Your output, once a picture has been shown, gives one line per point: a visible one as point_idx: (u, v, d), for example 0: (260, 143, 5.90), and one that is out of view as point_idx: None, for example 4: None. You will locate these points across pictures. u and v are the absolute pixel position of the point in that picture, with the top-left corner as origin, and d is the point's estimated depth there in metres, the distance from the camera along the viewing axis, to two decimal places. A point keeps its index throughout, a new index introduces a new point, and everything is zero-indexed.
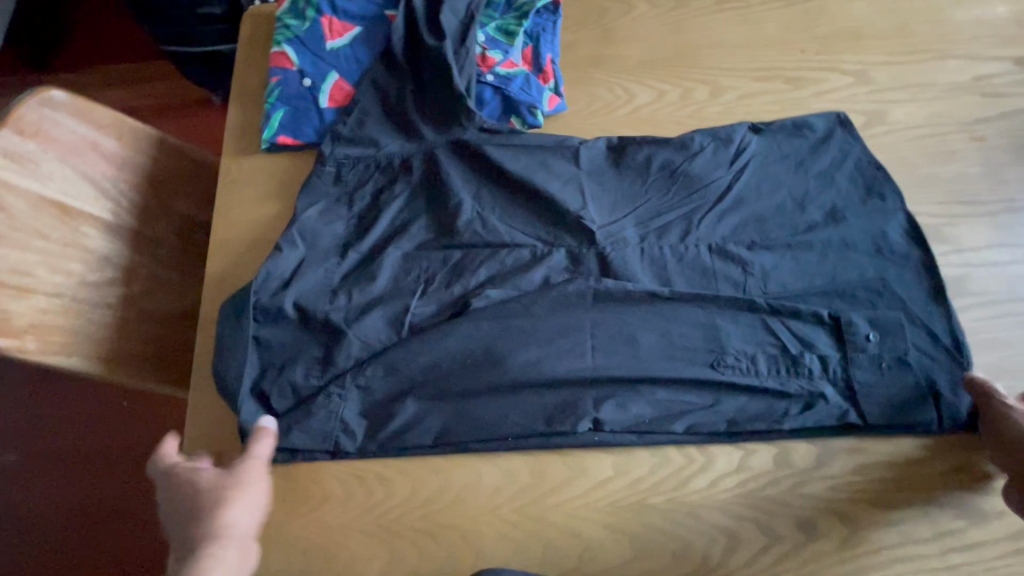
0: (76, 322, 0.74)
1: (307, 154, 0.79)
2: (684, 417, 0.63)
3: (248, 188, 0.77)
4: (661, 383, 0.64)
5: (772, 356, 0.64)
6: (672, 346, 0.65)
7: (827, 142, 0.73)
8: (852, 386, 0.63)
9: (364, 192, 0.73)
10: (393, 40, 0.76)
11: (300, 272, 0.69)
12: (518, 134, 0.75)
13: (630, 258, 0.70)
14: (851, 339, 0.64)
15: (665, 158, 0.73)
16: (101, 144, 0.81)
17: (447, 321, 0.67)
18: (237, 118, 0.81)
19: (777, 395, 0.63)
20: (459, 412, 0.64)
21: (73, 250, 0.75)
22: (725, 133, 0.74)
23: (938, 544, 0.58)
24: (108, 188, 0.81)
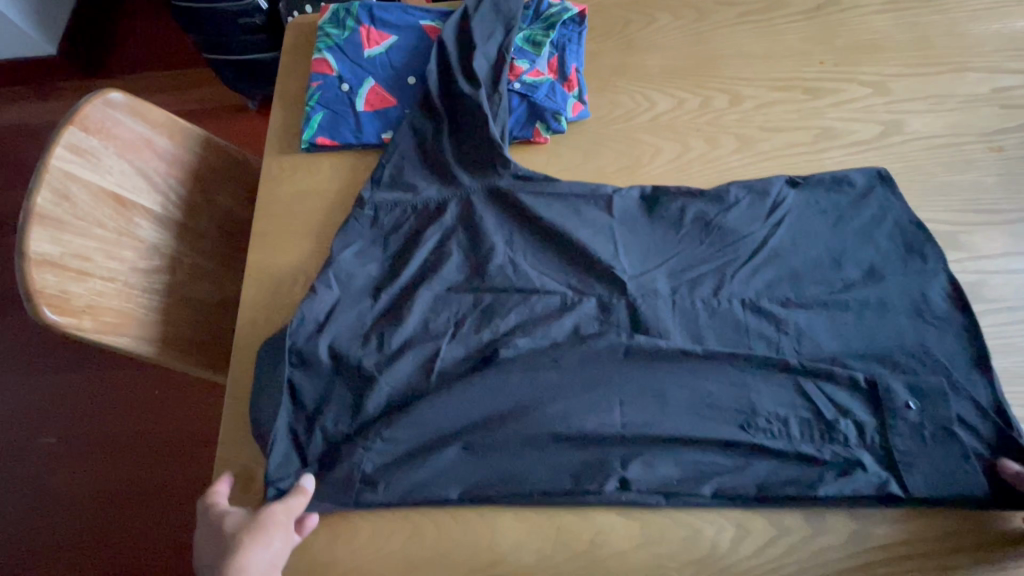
0: (128, 305, 0.80)
1: (342, 154, 0.84)
2: (713, 478, 0.61)
3: (287, 185, 0.82)
4: (691, 444, 0.63)
5: (805, 421, 0.63)
6: (702, 405, 0.64)
7: (866, 197, 0.71)
8: (892, 456, 0.60)
9: (399, 234, 0.75)
10: (432, 89, 0.79)
11: (334, 315, 0.70)
12: (552, 183, 0.75)
13: (661, 311, 0.68)
14: (889, 406, 0.62)
15: (698, 210, 0.72)
16: (155, 142, 0.88)
17: (477, 371, 0.67)
18: (279, 120, 0.87)
19: (809, 462, 0.61)
20: (485, 464, 0.63)
21: (126, 238, 0.81)
22: (763, 186, 0.72)
23: (946, 543, 0.59)
24: (159, 183, 0.87)
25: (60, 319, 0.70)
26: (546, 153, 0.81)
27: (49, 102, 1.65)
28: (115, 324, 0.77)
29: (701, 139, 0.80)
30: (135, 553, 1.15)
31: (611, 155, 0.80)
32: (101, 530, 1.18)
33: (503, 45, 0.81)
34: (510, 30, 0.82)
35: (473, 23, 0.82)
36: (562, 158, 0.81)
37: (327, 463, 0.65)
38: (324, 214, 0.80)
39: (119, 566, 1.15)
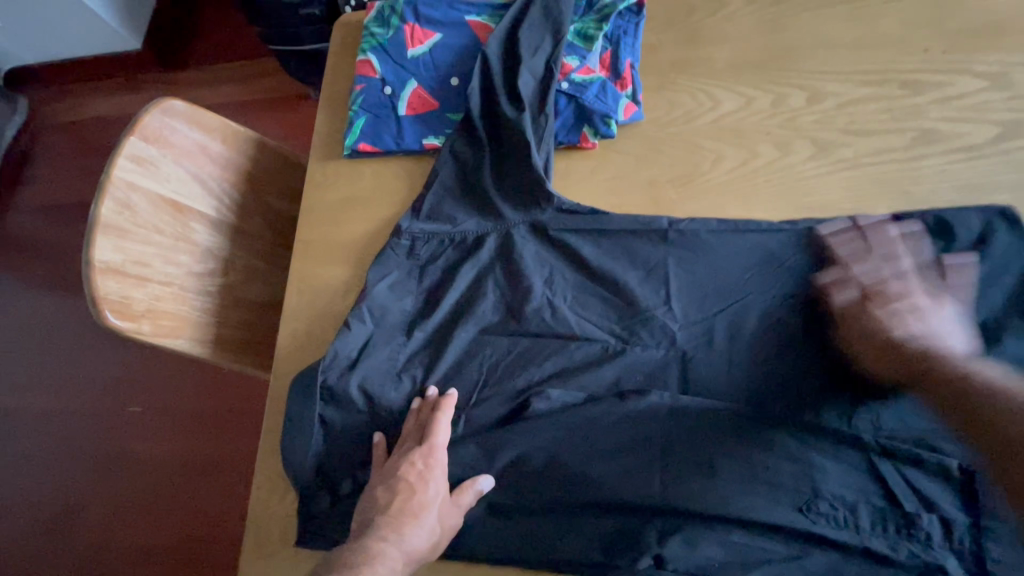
0: (184, 308, 0.84)
1: (384, 160, 0.82)
2: (762, 566, 0.55)
3: (330, 192, 0.82)
4: (738, 523, 0.56)
5: (876, 508, 0.55)
6: (754, 478, 0.58)
7: (982, 243, 0.61)
8: (985, 565, 0.52)
9: (435, 267, 0.73)
10: (473, 109, 0.75)
11: (368, 350, 0.69)
12: (605, 216, 0.70)
13: (715, 367, 0.63)
14: (986, 505, 0.53)
15: (767, 251, 0.66)
16: (210, 147, 0.90)
17: (511, 422, 0.64)
18: (324, 125, 0.86)
19: (877, 559, 0.53)
20: (514, 526, 0.61)
21: (183, 243, 0.85)
22: (852, 227, 0.64)
23: None
24: (213, 187, 0.90)
25: (122, 323, 0.75)
26: (594, 159, 0.75)
27: (131, 96, 1.76)
28: (171, 326, 0.81)
29: (771, 145, 0.71)
30: (210, 519, 1.26)
31: (666, 162, 0.73)
32: (179, 495, 1.29)
33: (552, 57, 0.76)
34: (558, 39, 0.76)
35: (521, 32, 0.77)
36: (612, 165, 0.74)
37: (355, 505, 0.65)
38: (365, 224, 0.79)
39: (196, 529, 1.26)
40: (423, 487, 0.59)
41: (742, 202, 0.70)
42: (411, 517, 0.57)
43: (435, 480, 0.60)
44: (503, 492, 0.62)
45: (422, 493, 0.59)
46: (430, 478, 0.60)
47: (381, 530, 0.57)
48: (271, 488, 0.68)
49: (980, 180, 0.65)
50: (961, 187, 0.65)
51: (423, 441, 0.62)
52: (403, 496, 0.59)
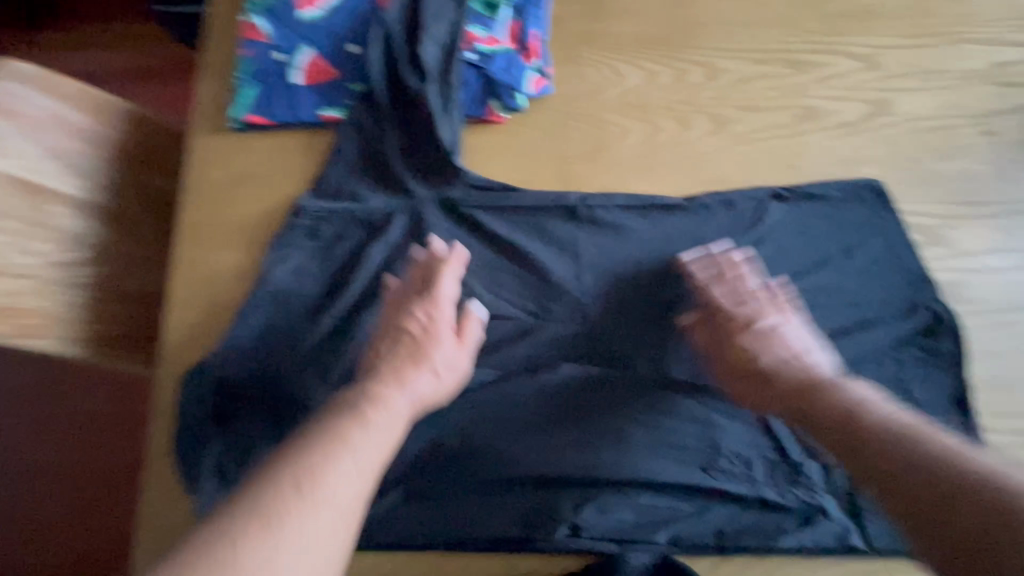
0: (48, 303, 0.73)
1: (278, 134, 0.75)
2: (668, 524, 0.57)
3: (219, 169, 0.74)
4: (647, 486, 0.59)
5: (768, 461, 0.59)
6: (663, 442, 0.60)
7: (858, 213, 0.68)
8: (859, 502, 0.57)
9: (339, 248, 0.69)
10: (375, 81, 0.71)
11: (267, 339, 0.65)
12: (520, 193, 0.69)
13: (624, 338, 0.65)
14: None
15: (670, 224, 0.69)
16: (69, 119, 0.79)
17: (424, 407, 0.62)
18: (208, 94, 0.77)
19: (770, 507, 0.57)
20: (433, 510, 0.59)
21: (42, 229, 0.73)
22: (743, 201, 0.69)
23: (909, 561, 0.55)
24: (79, 165, 0.79)
25: None
26: (503, 133, 0.73)
27: None
28: (34, 324, 0.70)
29: (673, 120, 0.73)
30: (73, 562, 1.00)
31: (574, 136, 0.73)
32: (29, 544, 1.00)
33: (456, 24, 0.72)
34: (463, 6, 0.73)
35: None
36: (522, 140, 0.73)
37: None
38: (260, 205, 0.73)
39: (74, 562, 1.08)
40: (423, 345, 0.60)
41: (646, 176, 0.71)
42: (364, 422, 0.51)
43: (394, 387, 0.55)
44: (418, 477, 0.60)
45: (377, 401, 0.53)
46: (422, 353, 0.59)
47: (330, 436, 0.49)
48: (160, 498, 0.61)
49: (855, 154, 0.70)
50: (837, 161, 0.70)
51: (429, 297, 0.63)
52: (394, 370, 0.57)
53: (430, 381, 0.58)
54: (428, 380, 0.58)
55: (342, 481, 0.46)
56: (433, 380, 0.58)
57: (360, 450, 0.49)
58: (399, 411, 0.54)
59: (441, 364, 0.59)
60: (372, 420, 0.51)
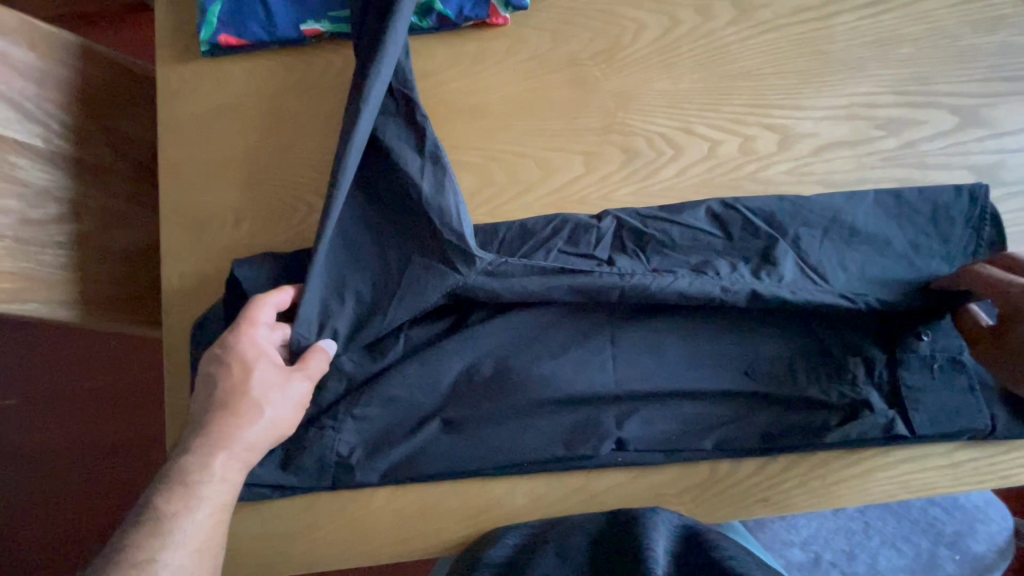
0: (28, 265, 0.66)
1: (254, 56, 0.67)
2: (713, 432, 0.57)
3: (194, 102, 0.67)
4: (688, 396, 0.58)
5: (810, 360, 0.57)
6: (701, 350, 0.58)
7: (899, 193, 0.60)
8: (901, 392, 0.56)
9: None
10: (347, 160, 0.53)
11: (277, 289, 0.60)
12: (553, 251, 0.60)
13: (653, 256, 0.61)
14: (899, 338, 0.57)
15: (696, 243, 0.60)
16: (12, 54, 0.67)
17: (446, 341, 0.59)
18: (167, 15, 0.68)
19: (814, 405, 0.57)
20: (468, 437, 0.58)
21: (8, 184, 0.65)
22: (782, 246, 0.59)
23: (947, 444, 0.57)
24: (31, 109, 0.69)
25: None
26: (506, 38, 0.66)
27: None
28: (16, 288, 0.64)
29: (692, 9, 0.66)
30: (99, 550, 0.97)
31: (584, 35, 0.66)
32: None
33: None
34: None
35: None
36: (528, 45, 0.66)
37: (290, 451, 0.57)
38: (246, 142, 0.66)
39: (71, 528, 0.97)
40: (260, 395, 0.51)
41: (667, 74, 0.65)
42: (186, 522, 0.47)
43: (227, 456, 0.49)
44: (452, 408, 0.58)
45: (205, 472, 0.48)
46: (239, 400, 0.51)
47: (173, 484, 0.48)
48: None
49: (890, 33, 0.65)
50: (871, 42, 0.65)
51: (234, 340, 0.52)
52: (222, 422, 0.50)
53: (282, 405, 0.52)
54: (256, 418, 0.51)
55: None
56: (263, 424, 0.51)
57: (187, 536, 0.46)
58: (231, 480, 0.50)
59: (261, 435, 0.51)
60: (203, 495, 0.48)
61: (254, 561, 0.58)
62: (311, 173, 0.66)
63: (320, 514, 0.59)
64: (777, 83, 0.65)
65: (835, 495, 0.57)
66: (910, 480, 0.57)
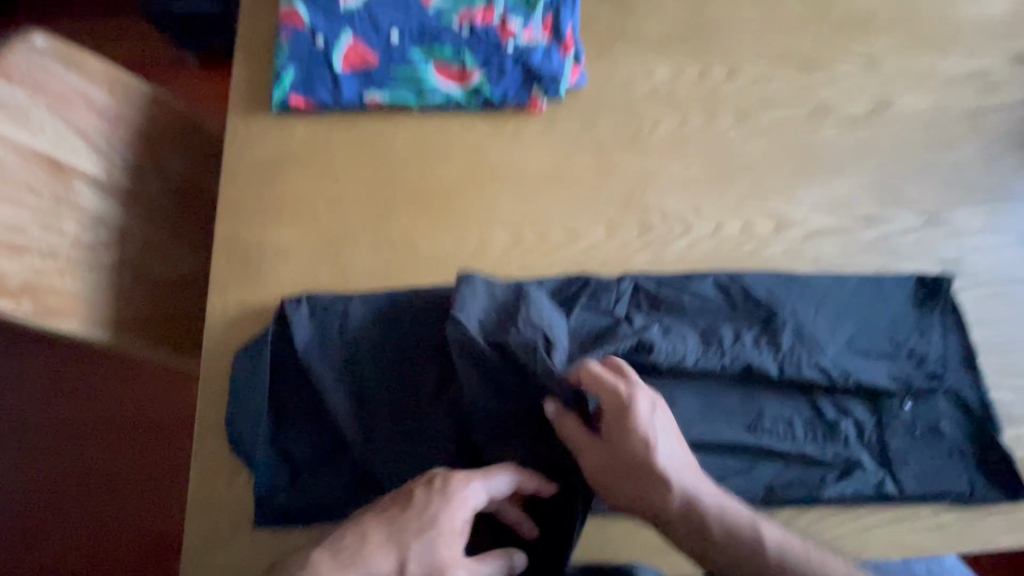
0: (75, 284, 0.70)
1: (319, 117, 0.76)
2: (720, 483, 0.61)
3: (257, 150, 0.74)
4: (698, 448, 0.62)
5: (808, 420, 0.63)
6: (710, 405, 0.64)
7: (879, 281, 0.69)
8: (889, 455, 0.62)
9: (360, 350, 0.64)
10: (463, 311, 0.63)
11: (317, 329, 0.65)
12: (576, 308, 0.67)
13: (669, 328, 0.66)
14: (886, 406, 0.64)
15: (703, 315, 0.67)
16: (93, 98, 0.77)
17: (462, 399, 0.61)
18: (245, 77, 0.77)
19: (812, 463, 0.62)
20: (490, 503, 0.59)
21: (66, 209, 0.71)
22: (782, 316, 0.67)
23: (932, 507, 0.62)
24: (100, 144, 0.77)
25: None
26: (542, 121, 0.77)
27: None
28: (60, 305, 0.68)
29: (700, 112, 0.78)
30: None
31: (610, 125, 0.77)
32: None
33: (497, 21, 0.76)
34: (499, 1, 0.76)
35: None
36: (560, 128, 0.76)
37: (319, 479, 0.61)
38: (303, 189, 0.73)
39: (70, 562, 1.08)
40: None
41: (679, 162, 0.75)
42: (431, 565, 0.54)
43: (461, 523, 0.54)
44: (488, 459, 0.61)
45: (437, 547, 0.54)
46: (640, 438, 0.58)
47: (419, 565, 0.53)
48: (213, 476, 0.61)
49: (863, 145, 0.77)
50: (849, 151, 0.77)
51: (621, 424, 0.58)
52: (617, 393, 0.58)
53: None
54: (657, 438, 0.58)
55: None
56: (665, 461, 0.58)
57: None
58: None
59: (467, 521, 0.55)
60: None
61: None
62: (357, 220, 0.72)
63: None
64: (773, 177, 0.75)
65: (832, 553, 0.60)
66: (901, 539, 0.61)
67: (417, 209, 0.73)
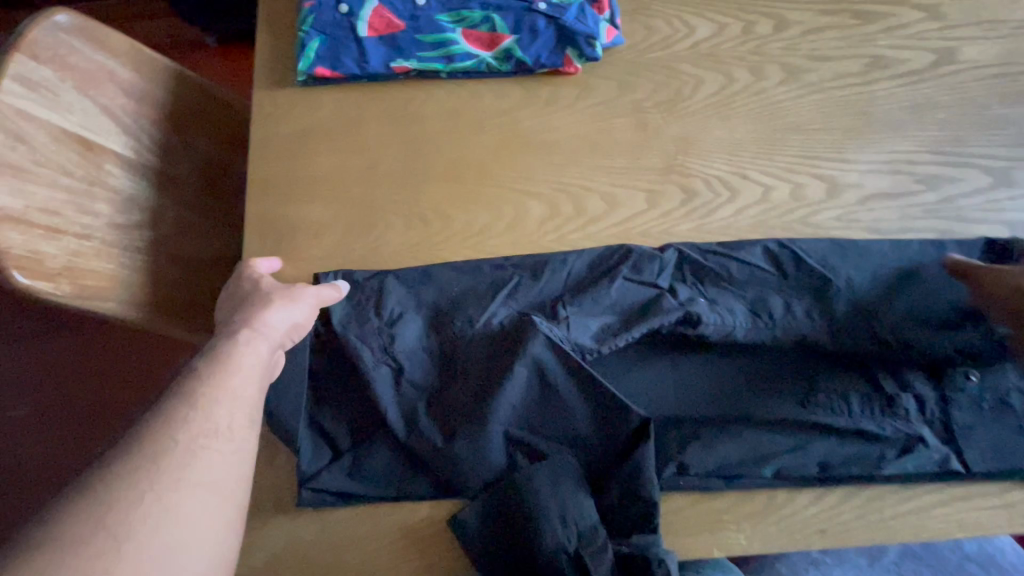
0: (110, 265, 0.70)
1: (345, 88, 0.73)
2: (773, 459, 0.59)
3: (285, 125, 0.72)
4: (746, 423, 0.61)
5: (863, 393, 0.61)
6: (759, 379, 0.63)
7: (942, 245, 0.65)
8: (953, 431, 0.59)
9: (401, 328, 0.63)
10: (504, 299, 0.65)
11: (355, 307, 0.64)
12: (619, 279, 0.64)
13: (718, 300, 0.64)
14: (951, 380, 0.61)
15: (753, 287, 0.64)
16: (119, 75, 0.75)
17: (507, 369, 0.60)
18: (269, 49, 0.75)
19: (870, 439, 0.59)
20: (533, 491, 0.57)
21: (98, 189, 0.71)
22: (836, 287, 0.63)
23: (1000, 483, 0.59)
24: (129, 123, 0.76)
25: (32, 282, 0.61)
26: (577, 85, 0.73)
27: None
28: (97, 286, 0.68)
29: (746, 70, 0.73)
30: None
31: (649, 87, 0.73)
32: None
33: None
34: None
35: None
36: (597, 92, 0.73)
37: (359, 457, 0.60)
38: (332, 163, 0.71)
39: None
40: None
41: (724, 124, 0.71)
42: (236, 369, 0.47)
43: (252, 333, 0.50)
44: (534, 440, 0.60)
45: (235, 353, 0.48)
46: None
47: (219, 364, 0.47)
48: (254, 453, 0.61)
49: (924, 100, 0.71)
50: (909, 107, 0.71)
51: None
52: None
53: None
54: None
55: (206, 448, 0.42)
56: None
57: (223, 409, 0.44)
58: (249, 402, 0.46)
59: (279, 320, 0.53)
60: (223, 389, 0.45)
61: (308, 571, 0.58)
62: (388, 194, 0.70)
63: (381, 521, 0.59)
64: (825, 138, 0.70)
65: (892, 531, 0.58)
66: (965, 518, 0.58)
67: (450, 180, 0.70)
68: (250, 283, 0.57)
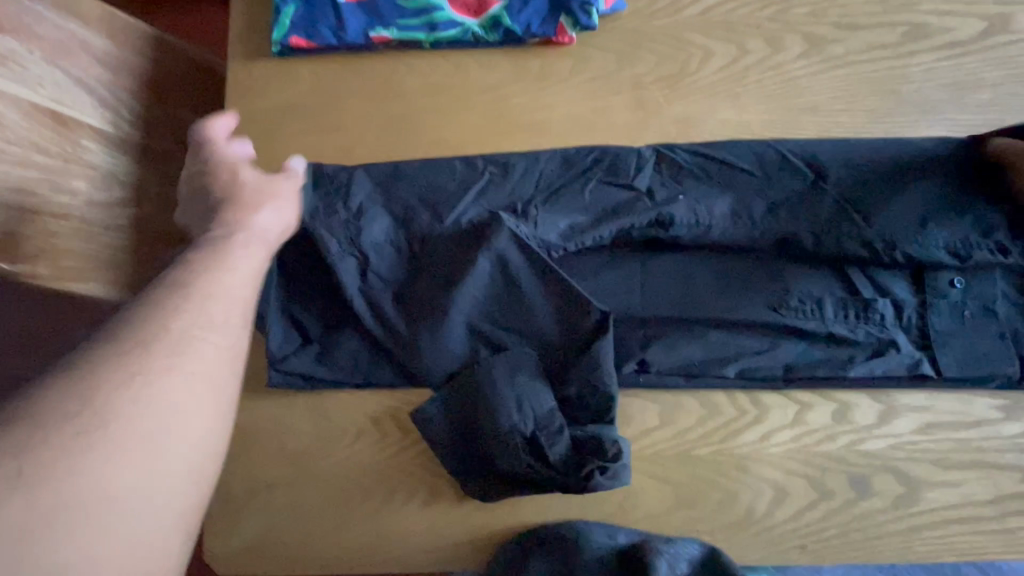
0: (87, 245, 0.69)
1: (322, 58, 0.69)
2: (737, 360, 0.57)
3: (259, 98, 0.68)
4: (716, 323, 0.58)
5: (840, 299, 0.58)
6: (733, 282, 0.59)
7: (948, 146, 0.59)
8: (929, 336, 0.57)
9: (363, 220, 0.59)
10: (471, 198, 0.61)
11: (311, 198, 0.60)
12: (591, 181, 0.61)
13: (698, 199, 0.59)
14: (932, 285, 0.58)
15: (739, 183, 0.59)
16: (92, 43, 0.72)
17: (472, 262, 0.58)
18: (244, 13, 0.70)
19: (841, 343, 0.57)
20: (491, 382, 0.56)
21: (76, 166, 0.68)
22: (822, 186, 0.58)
23: (997, 507, 0.56)
24: (105, 96, 0.73)
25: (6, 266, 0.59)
26: (571, 57, 0.66)
27: None
28: (74, 267, 0.67)
29: (762, 40, 0.65)
30: None
31: (652, 60, 0.66)
32: None
33: None
34: None
35: None
36: (593, 65, 0.66)
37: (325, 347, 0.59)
38: (308, 141, 0.67)
39: None
40: None
41: (732, 103, 0.64)
42: (225, 268, 0.38)
43: (247, 237, 0.43)
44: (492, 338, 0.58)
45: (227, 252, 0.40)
46: None
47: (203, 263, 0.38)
48: None
49: (967, 77, 0.63)
50: (948, 85, 0.63)
51: None
52: None
53: None
54: None
55: (201, 342, 0.34)
56: None
57: (218, 304, 0.36)
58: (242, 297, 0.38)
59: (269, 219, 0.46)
60: (217, 281, 0.37)
61: (277, 560, 0.59)
62: None
63: (350, 517, 0.58)
64: (846, 120, 0.63)
65: (875, 551, 0.56)
66: (955, 541, 0.55)
67: None
68: (228, 173, 0.49)
